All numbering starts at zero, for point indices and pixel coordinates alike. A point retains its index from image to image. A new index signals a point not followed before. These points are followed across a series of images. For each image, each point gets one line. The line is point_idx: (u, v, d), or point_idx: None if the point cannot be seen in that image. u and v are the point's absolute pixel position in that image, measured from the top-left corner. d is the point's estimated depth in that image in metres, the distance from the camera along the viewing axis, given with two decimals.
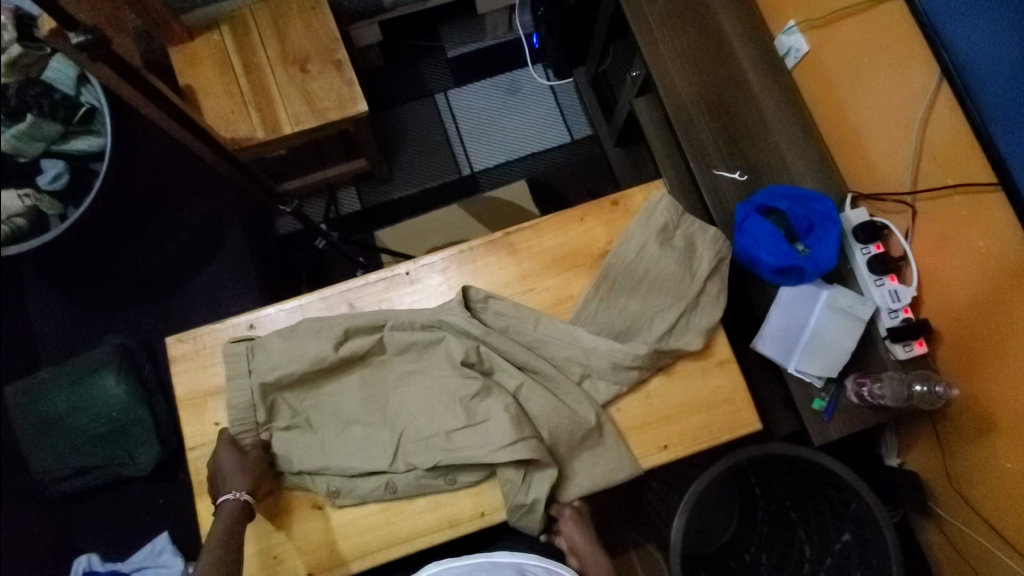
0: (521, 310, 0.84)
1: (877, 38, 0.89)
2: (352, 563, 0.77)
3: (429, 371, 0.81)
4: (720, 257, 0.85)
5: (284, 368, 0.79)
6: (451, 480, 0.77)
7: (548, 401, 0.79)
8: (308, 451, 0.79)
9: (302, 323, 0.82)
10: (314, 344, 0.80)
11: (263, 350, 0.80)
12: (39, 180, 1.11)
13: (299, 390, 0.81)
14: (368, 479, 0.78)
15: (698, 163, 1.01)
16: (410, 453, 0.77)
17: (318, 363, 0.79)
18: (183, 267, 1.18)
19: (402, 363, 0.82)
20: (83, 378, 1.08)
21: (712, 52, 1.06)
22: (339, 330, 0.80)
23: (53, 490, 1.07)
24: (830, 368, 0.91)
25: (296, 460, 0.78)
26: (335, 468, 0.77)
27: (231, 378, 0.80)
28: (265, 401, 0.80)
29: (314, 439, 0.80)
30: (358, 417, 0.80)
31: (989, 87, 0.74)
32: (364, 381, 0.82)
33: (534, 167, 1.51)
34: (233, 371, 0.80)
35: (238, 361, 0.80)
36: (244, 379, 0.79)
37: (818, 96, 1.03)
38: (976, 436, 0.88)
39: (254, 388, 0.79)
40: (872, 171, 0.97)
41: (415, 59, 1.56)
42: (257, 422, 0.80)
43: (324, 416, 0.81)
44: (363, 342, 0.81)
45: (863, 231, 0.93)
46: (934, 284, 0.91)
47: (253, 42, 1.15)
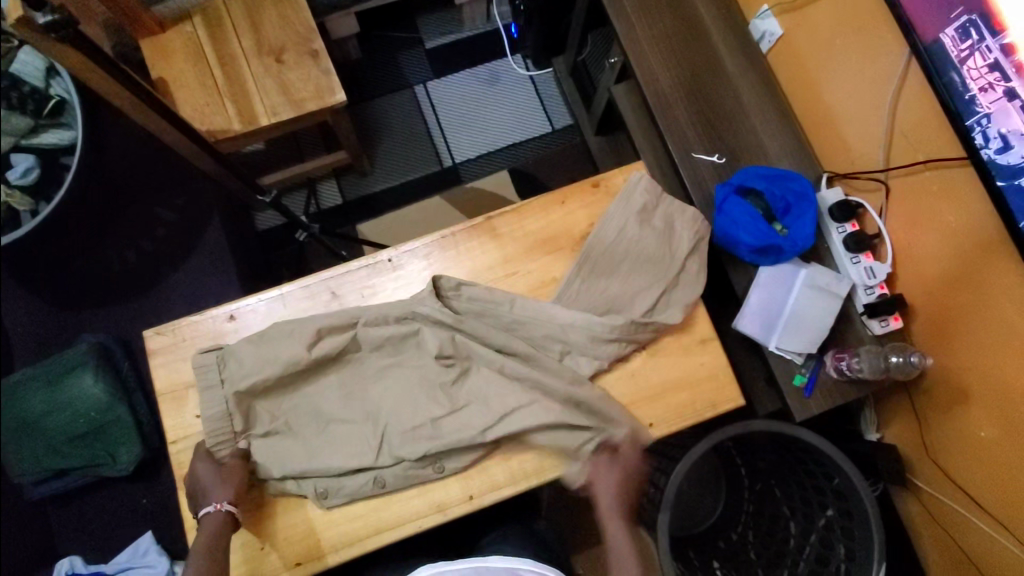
0: (495, 295, 0.84)
1: (849, 17, 0.91)
2: (330, 557, 0.77)
3: (405, 363, 0.82)
4: (697, 237, 0.87)
5: (258, 373, 0.77)
6: (440, 468, 0.78)
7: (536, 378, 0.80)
8: (290, 455, 0.78)
9: (273, 327, 0.80)
10: (287, 346, 0.78)
11: (234, 359, 0.78)
12: (9, 175, 1.05)
13: (275, 396, 0.80)
14: (354, 475, 0.77)
15: (677, 147, 1.02)
16: (397, 446, 0.77)
17: (293, 366, 0.78)
18: (161, 263, 1.16)
19: (378, 359, 0.82)
20: (61, 378, 1.05)
21: (688, 37, 1.07)
22: (312, 331, 0.79)
23: (33, 493, 1.05)
24: (810, 344, 0.92)
25: (279, 466, 0.77)
26: (319, 469, 0.76)
27: (202, 391, 0.77)
28: (241, 409, 0.78)
29: (294, 441, 0.79)
30: (339, 415, 0.80)
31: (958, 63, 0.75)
32: (342, 381, 0.81)
33: (516, 156, 1.52)
34: (206, 384, 0.77)
35: (208, 373, 0.78)
36: (217, 390, 0.77)
37: (793, 80, 1.05)
38: (949, 406, 0.91)
39: (228, 397, 0.77)
40: (846, 151, 0.98)
41: (393, 51, 1.55)
42: (235, 430, 0.77)
43: (304, 418, 0.80)
44: (336, 342, 0.80)
45: (838, 209, 0.95)
46: (908, 259, 0.93)
47: (227, 34, 1.13)
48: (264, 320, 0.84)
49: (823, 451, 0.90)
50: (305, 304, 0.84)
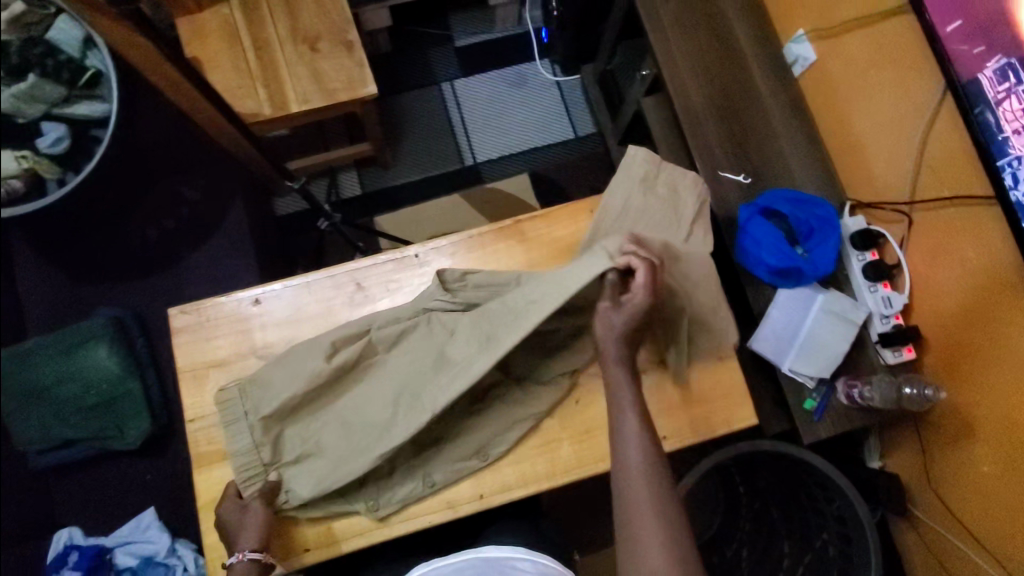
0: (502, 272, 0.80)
1: (885, 50, 0.91)
2: (344, 543, 0.77)
3: (423, 352, 0.77)
4: (701, 206, 0.88)
5: (277, 397, 0.75)
6: (485, 456, 0.78)
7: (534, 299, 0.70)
8: (322, 473, 0.74)
9: (293, 349, 0.79)
10: (304, 361, 0.76)
11: (256, 386, 0.77)
12: (38, 143, 1.00)
13: (299, 420, 0.77)
14: (401, 482, 0.77)
15: (705, 164, 1.03)
16: (416, 422, 0.71)
17: (315, 380, 0.75)
18: (182, 242, 1.16)
19: (396, 357, 0.78)
20: (74, 348, 1.06)
21: (722, 55, 1.08)
22: (328, 343, 0.77)
23: (35, 463, 1.04)
24: (823, 369, 0.93)
25: (312, 486, 0.74)
26: (350, 474, 0.72)
27: (228, 426, 0.76)
28: (269, 437, 0.76)
29: (321, 457, 0.75)
30: (361, 420, 0.74)
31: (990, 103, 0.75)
32: (367, 387, 0.77)
33: (537, 160, 1.52)
34: (230, 419, 0.76)
35: (232, 407, 0.77)
36: (241, 422, 0.76)
37: (821, 106, 1.06)
38: (955, 439, 0.91)
39: (253, 429, 0.75)
40: (870, 181, 0.99)
41: (423, 47, 1.56)
42: (264, 462, 0.75)
43: (331, 432, 0.75)
44: (353, 349, 0.77)
45: (859, 238, 0.96)
46: (925, 292, 0.94)
47: (263, 19, 1.14)
48: (288, 307, 0.84)
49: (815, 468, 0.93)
50: (334, 295, 0.84)
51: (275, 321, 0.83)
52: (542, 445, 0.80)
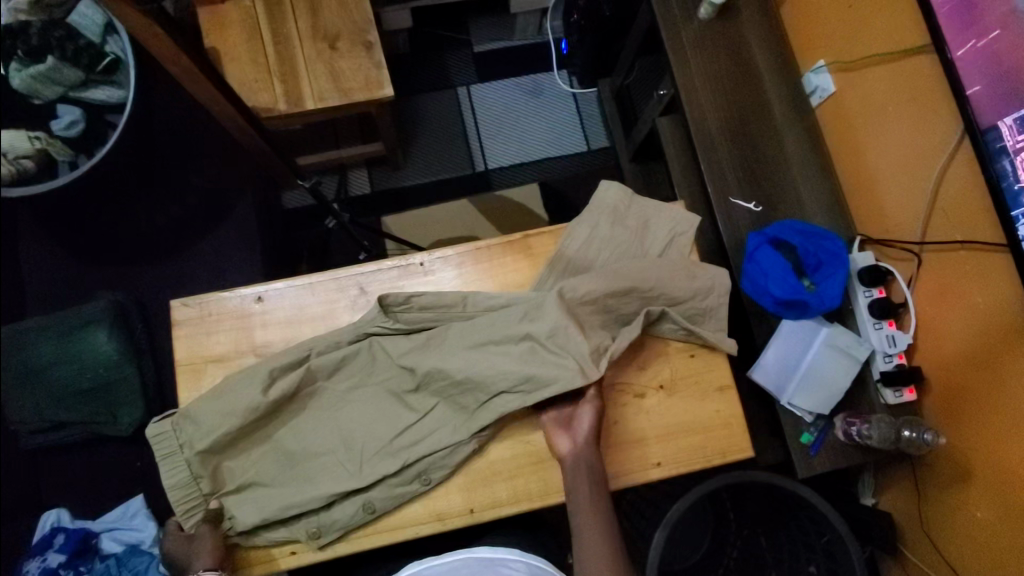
0: (444, 295, 0.81)
1: (905, 88, 0.91)
2: (279, 561, 0.76)
3: (367, 381, 0.81)
4: (679, 230, 0.86)
5: (214, 432, 0.74)
6: (427, 480, 0.76)
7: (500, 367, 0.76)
8: (267, 502, 0.75)
9: (232, 377, 0.77)
10: (241, 392, 0.75)
11: (189, 420, 0.75)
12: (53, 125, 1.03)
13: (229, 450, 0.77)
14: (343, 506, 0.76)
15: (716, 190, 1.02)
16: (375, 463, 0.76)
17: (253, 412, 0.75)
18: (187, 230, 1.16)
19: (338, 385, 0.80)
20: (75, 330, 1.06)
21: (741, 81, 1.07)
22: (265, 373, 0.76)
23: (28, 442, 1.04)
24: (822, 404, 0.93)
25: (254, 514, 0.74)
26: (297, 505, 0.74)
27: (162, 460, 0.75)
28: (209, 469, 0.75)
29: (263, 486, 0.77)
30: (311, 450, 0.78)
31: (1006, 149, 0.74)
32: (312, 415, 0.79)
33: (549, 171, 1.52)
34: (165, 452, 0.75)
35: (166, 441, 0.75)
36: (177, 456, 0.74)
37: (836, 139, 1.05)
38: (950, 483, 0.91)
39: (190, 462, 0.74)
40: (882, 218, 0.98)
41: (441, 50, 1.56)
42: (204, 493, 0.75)
43: (274, 461, 0.78)
44: (291, 380, 0.76)
45: (867, 273, 0.95)
46: (930, 333, 0.93)
47: (285, 13, 1.14)
48: (292, 307, 0.84)
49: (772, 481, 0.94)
50: (338, 298, 0.84)
51: (276, 320, 0.83)
52: (534, 465, 0.79)
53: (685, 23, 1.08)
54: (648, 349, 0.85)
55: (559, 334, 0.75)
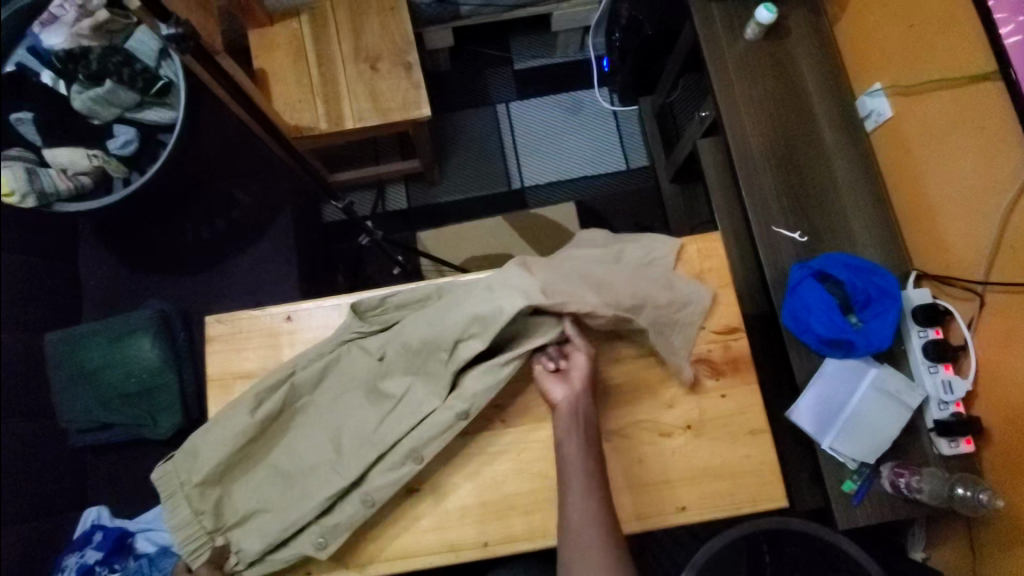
0: (418, 289, 0.83)
1: (969, 115, 0.84)
2: None
3: (345, 383, 0.80)
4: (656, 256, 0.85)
5: (208, 462, 0.76)
6: (417, 457, 0.74)
7: (459, 316, 0.75)
8: (269, 527, 0.76)
9: (225, 406, 0.79)
10: (231, 419, 0.77)
11: (186, 455, 0.77)
12: (109, 144, 1.09)
13: (227, 480, 0.78)
14: (341, 507, 0.74)
15: (758, 218, 0.98)
16: (363, 455, 0.76)
17: (245, 434, 0.76)
18: (230, 243, 1.20)
19: (322, 396, 0.80)
20: (122, 337, 1.10)
21: (790, 104, 1.02)
22: (251, 396, 0.78)
23: (77, 441, 1.10)
24: (869, 452, 0.86)
25: (261, 541, 0.75)
26: (299, 518, 0.74)
27: (167, 502, 0.76)
28: (208, 503, 0.76)
29: (263, 509, 0.77)
30: (307, 461, 0.78)
31: None
32: (304, 428, 0.80)
33: (586, 189, 1.50)
34: (168, 494, 0.76)
35: (169, 481, 0.77)
36: (180, 495, 0.76)
37: (894, 165, 0.98)
38: (1009, 547, 0.83)
39: (190, 499, 0.76)
40: (943, 252, 0.91)
41: (482, 67, 1.56)
42: (208, 528, 0.76)
43: (271, 480, 0.78)
44: (277, 396, 0.78)
45: (923, 312, 0.89)
46: (992, 380, 0.85)
47: (329, 35, 1.17)
48: (319, 328, 0.85)
49: (819, 535, 0.89)
50: None
51: (303, 340, 0.84)
52: (552, 501, 0.77)
53: (730, 44, 1.05)
54: (679, 386, 0.81)
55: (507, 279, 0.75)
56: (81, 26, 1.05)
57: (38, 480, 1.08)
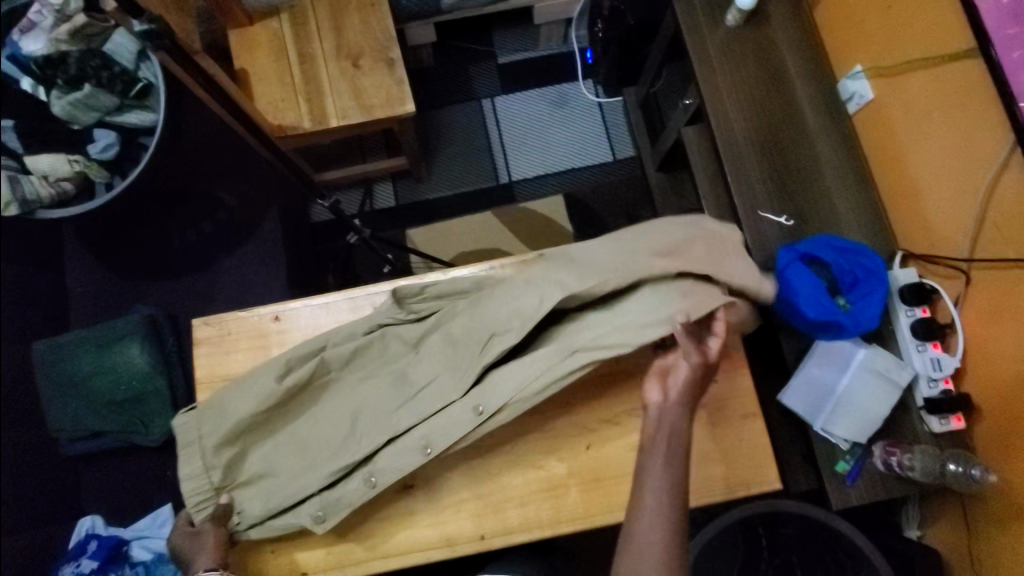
0: (458, 283, 0.82)
1: (950, 93, 0.84)
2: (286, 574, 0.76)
3: (379, 366, 0.80)
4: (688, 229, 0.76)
5: (231, 418, 0.75)
6: (428, 450, 0.72)
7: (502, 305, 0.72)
8: (275, 494, 0.75)
9: (255, 368, 0.79)
10: (259, 381, 0.76)
11: (211, 408, 0.77)
12: (90, 149, 1.08)
13: (244, 443, 0.77)
14: (346, 485, 0.73)
15: (744, 203, 0.98)
16: (376, 436, 0.74)
17: (266, 401, 0.76)
18: (217, 245, 1.19)
19: (351, 375, 0.79)
20: (111, 342, 1.09)
21: (773, 89, 1.03)
22: (282, 361, 0.78)
23: (68, 450, 1.08)
24: (860, 432, 0.87)
25: (267, 507, 0.75)
26: (301, 488, 0.74)
27: (182, 449, 0.77)
28: (221, 461, 0.76)
29: (273, 475, 0.77)
30: (319, 435, 0.77)
31: None
32: (323, 405, 0.78)
33: (574, 181, 1.50)
34: (185, 443, 0.76)
35: (189, 431, 0.77)
36: (195, 449, 0.76)
37: (876, 147, 0.99)
38: (1004, 523, 0.83)
39: (205, 453, 0.76)
40: (927, 232, 0.92)
41: (466, 62, 1.56)
42: (214, 485, 0.76)
43: (286, 451, 0.77)
44: (306, 368, 0.77)
45: (910, 291, 0.89)
46: (980, 356, 0.86)
47: (310, 33, 1.16)
48: (307, 327, 0.84)
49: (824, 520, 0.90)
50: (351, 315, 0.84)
51: (292, 340, 0.84)
52: (547, 491, 0.77)
53: (711, 30, 1.05)
54: None
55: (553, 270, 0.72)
56: (58, 32, 1.00)
57: (28, 491, 1.06)
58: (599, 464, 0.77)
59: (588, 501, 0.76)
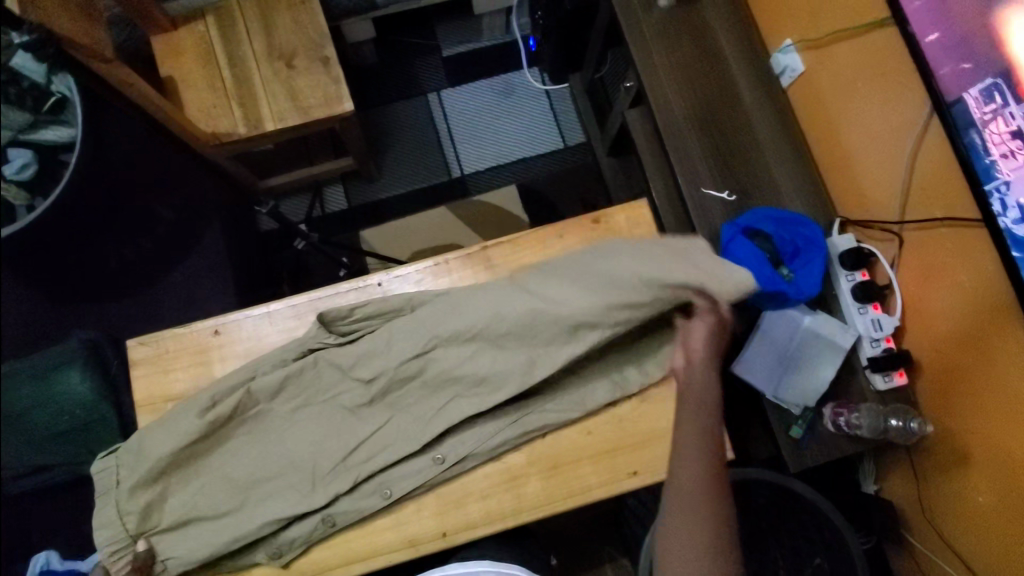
0: (388, 301, 0.81)
1: (871, 62, 0.87)
2: None
3: (313, 399, 0.79)
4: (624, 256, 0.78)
5: (153, 457, 0.73)
6: (386, 493, 0.75)
7: (463, 355, 0.77)
8: (209, 538, 0.73)
9: (174, 408, 0.76)
10: (182, 420, 0.74)
11: (132, 452, 0.75)
12: (5, 170, 1.04)
13: (165, 484, 0.75)
14: (300, 521, 0.74)
15: (687, 182, 0.99)
16: (329, 481, 0.75)
17: (191, 440, 0.74)
18: (157, 261, 1.15)
19: (282, 406, 0.79)
20: (49, 372, 1.03)
21: (708, 67, 1.04)
22: (206, 399, 0.75)
23: (13, 486, 1.03)
24: (809, 396, 0.89)
25: (199, 551, 0.72)
26: (246, 535, 0.72)
27: (99, 496, 0.73)
28: (136, 506, 0.73)
29: (203, 517, 0.74)
30: (257, 475, 0.76)
31: (969, 119, 0.70)
32: (256, 440, 0.77)
33: (526, 171, 1.49)
34: (100, 489, 0.73)
35: (107, 476, 0.74)
36: (112, 494, 0.73)
37: (812, 118, 1.01)
38: (950, 469, 0.86)
39: (121, 498, 0.73)
40: (863, 198, 0.94)
41: (410, 58, 1.53)
42: (128, 533, 0.72)
43: (217, 490, 0.75)
44: (231, 402, 0.75)
45: (849, 257, 0.92)
46: (917, 313, 0.89)
47: (239, 35, 1.12)
48: (251, 338, 0.82)
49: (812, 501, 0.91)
50: (294, 324, 0.82)
51: (236, 352, 0.82)
52: (506, 481, 0.77)
53: (645, 12, 1.05)
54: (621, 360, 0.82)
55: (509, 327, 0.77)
56: None
57: None
58: (555, 450, 0.78)
59: (547, 489, 0.76)
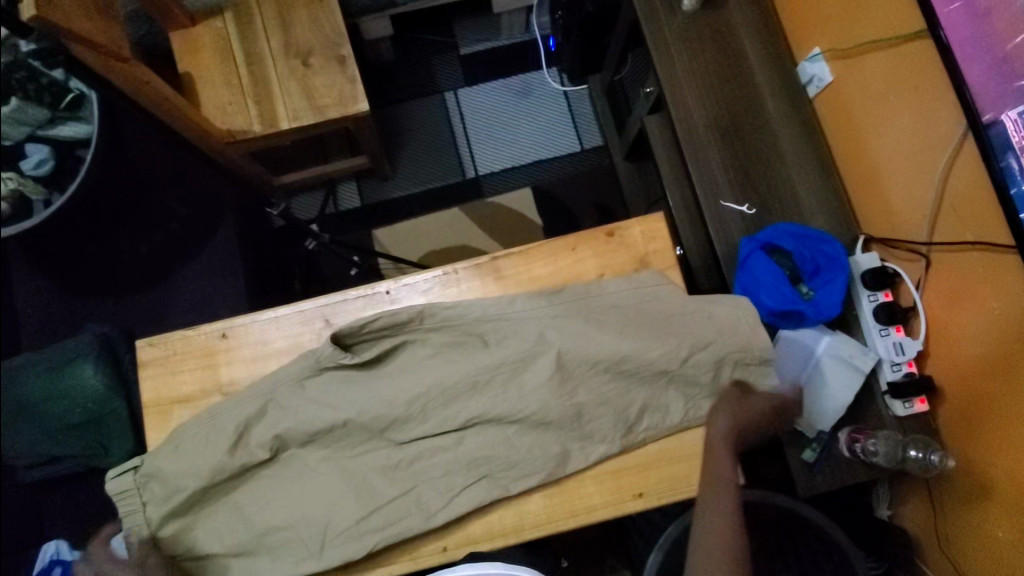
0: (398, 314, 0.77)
1: (905, 75, 0.83)
2: None
3: (341, 453, 0.77)
4: (646, 290, 0.79)
5: (182, 489, 0.73)
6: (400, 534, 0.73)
7: (491, 403, 0.75)
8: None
9: (187, 429, 0.76)
10: (207, 451, 0.74)
11: (156, 481, 0.74)
12: (23, 165, 1.07)
13: (190, 514, 0.75)
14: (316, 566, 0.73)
15: (706, 194, 0.96)
16: (345, 540, 0.73)
17: (216, 474, 0.74)
18: (170, 258, 1.15)
19: (307, 454, 0.77)
20: (61, 366, 1.04)
21: (732, 74, 1.01)
22: (234, 427, 0.75)
23: (25, 476, 1.05)
24: (823, 421, 0.87)
25: None
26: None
27: (125, 517, 0.74)
28: (167, 531, 0.74)
29: (228, 555, 0.75)
30: (276, 520, 0.74)
31: (1008, 143, 0.66)
32: (280, 486, 0.76)
33: (541, 173, 1.47)
34: (127, 511, 0.74)
35: (130, 498, 0.75)
36: (140, 517, 0.74)
37: (839, 130, 0.97)
38: (972, 500, 0.83)
39: (150, 523, 0.74)
40: (889, 216, 0.91)
41: (427, 55, 1.52)
42: (161, 555, 0.74)
43: (237, 528, 0.75)
44: (260, 438, 0.75)
45: (872, 277, 0.89)
46: (942, 337, 0.86)
47: (257, 32, 1.11)
48: (257, 343, 0.82)
49: (824, 529, 0.85)
50: (302, 331, 0.82)
51: (243, 357, 0.81)
52: (510, 501, 0.75)
53: (669, 16, 1.02)
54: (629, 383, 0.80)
55: (535, 365, 0.76)
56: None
57: None
58: None
59: (551, 508, 0.75)
